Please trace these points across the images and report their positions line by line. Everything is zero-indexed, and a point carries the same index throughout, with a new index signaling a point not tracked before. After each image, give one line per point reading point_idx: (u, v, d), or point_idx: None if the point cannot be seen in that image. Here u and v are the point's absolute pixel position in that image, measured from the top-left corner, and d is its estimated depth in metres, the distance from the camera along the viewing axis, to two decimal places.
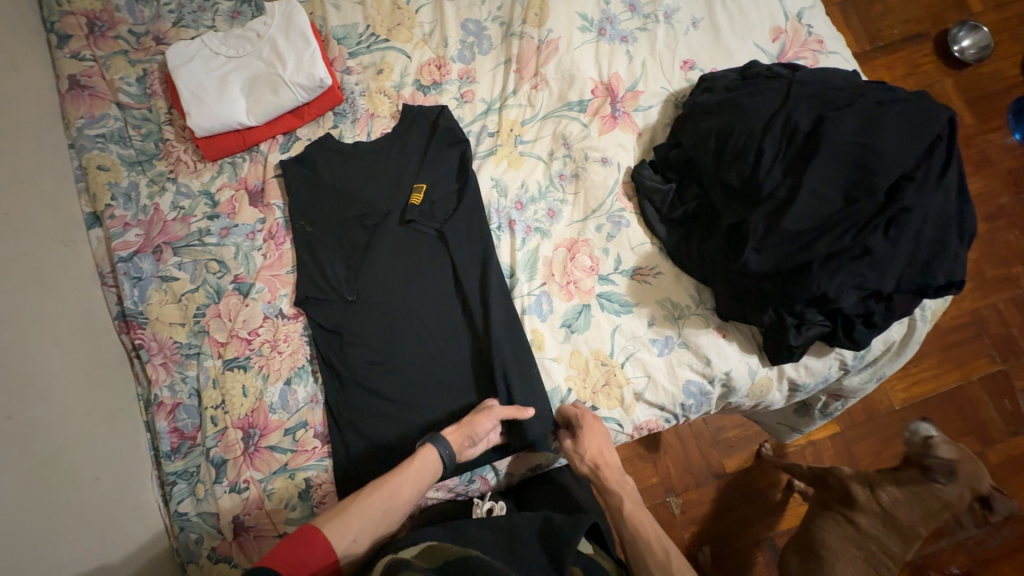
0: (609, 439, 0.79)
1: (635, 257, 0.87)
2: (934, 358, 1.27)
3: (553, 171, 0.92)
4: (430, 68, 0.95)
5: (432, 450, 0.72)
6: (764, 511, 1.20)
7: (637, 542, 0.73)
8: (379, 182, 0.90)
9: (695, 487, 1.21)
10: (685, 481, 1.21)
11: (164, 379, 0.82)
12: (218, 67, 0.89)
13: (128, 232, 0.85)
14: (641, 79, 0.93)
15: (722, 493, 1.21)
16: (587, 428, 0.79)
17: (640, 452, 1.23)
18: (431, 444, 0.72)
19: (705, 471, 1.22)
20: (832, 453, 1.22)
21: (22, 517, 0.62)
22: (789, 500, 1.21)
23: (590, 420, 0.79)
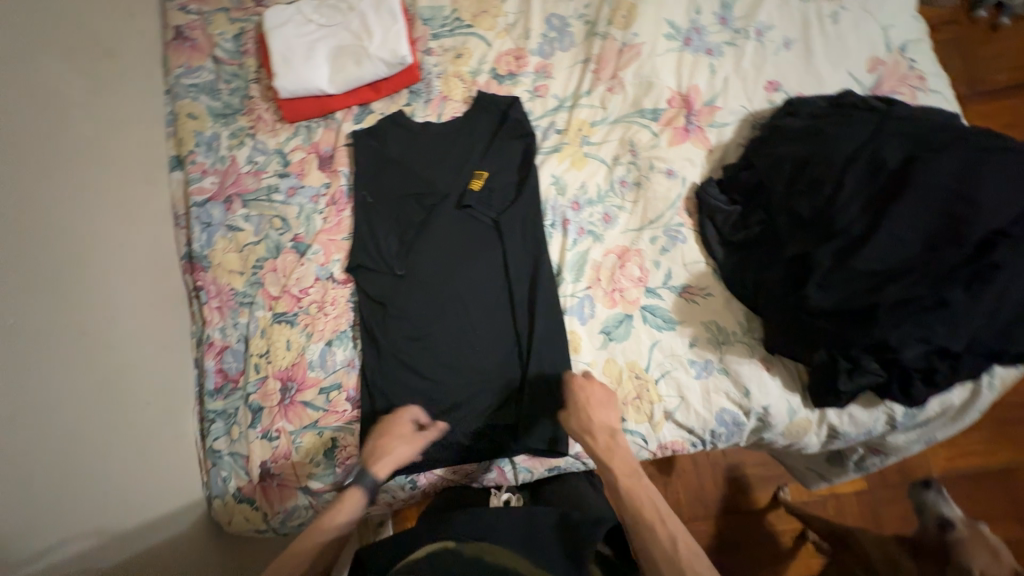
0: (613, 403, 0.76)
1: (686, 274, 0.85)
2: (986, 431, 1.18)
3: (614, 176, 0.91)
4: (508, 58, 0.96)
5: (359, 494, 0.69)
6: (771, 556, 1.16)
7: (637, 517, 0.65)
8: (442, 164, 0.91)
9: (704, 518, 1.18)
10: (695, 509, 1.18)
11: (217, 322, 0.86)
12: (309, 33, 0.93)
13: (205, 178, 0.90)
14: (721, 95, 0.90)
15: (731, 530, 1.17)
16: (589, 388, 0.76)
17: (653, 472, 1.21)
18: (358, 485, 0.69)
19: (717, 504, 1.18)
20: (855, 510, 1.16)
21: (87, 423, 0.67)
22: (799, 551, 1.16)
23: (589, 382, 0.76)
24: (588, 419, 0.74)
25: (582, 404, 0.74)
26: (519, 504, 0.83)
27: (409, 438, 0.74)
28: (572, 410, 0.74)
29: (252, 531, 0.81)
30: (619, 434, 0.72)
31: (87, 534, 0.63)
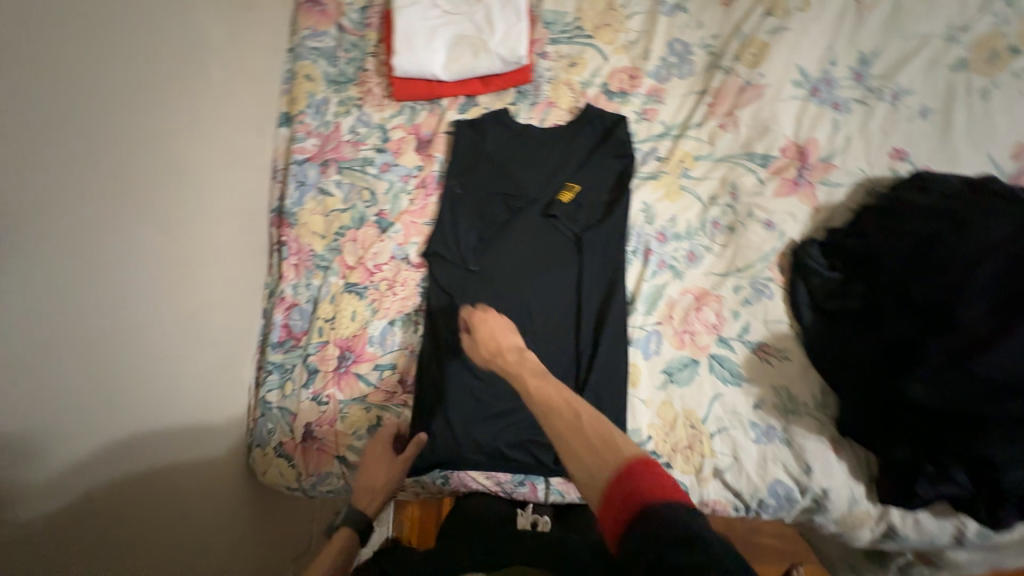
0: (511, 329, 0.74)
1: (765, 331, 0.81)
2: None
3: (708, 216, 0.88)
4: (622, 75, 0.94)
5: (348, 533, 0.71)
6: None
7: (546, 417, 0.56)
8: (535, 169, 0.90)
9: None
10: None
11: (292, 278, 0.89)
12: (434, 18, 0.94)
13: (308, 139, 0.93)
14: (840, 153, 0.85)
15: None
16: (485, 313, 0.75)
17: None
18: (346, 525, 0.71)
19: None
20: None
21: (170, 343, 0.72)
22: None
23: (486, 313, 0.75)
24: (485, 337, 0.72)
25: (480, 333, 0.72)
26: (546, 528, 0.79)
27: (389, 464, 0.76)
28: (472, 344, 0.73)
29: (283, 487, 0.83)
30: (525, 350, 0.69)
31: (150, 448, 0.67)
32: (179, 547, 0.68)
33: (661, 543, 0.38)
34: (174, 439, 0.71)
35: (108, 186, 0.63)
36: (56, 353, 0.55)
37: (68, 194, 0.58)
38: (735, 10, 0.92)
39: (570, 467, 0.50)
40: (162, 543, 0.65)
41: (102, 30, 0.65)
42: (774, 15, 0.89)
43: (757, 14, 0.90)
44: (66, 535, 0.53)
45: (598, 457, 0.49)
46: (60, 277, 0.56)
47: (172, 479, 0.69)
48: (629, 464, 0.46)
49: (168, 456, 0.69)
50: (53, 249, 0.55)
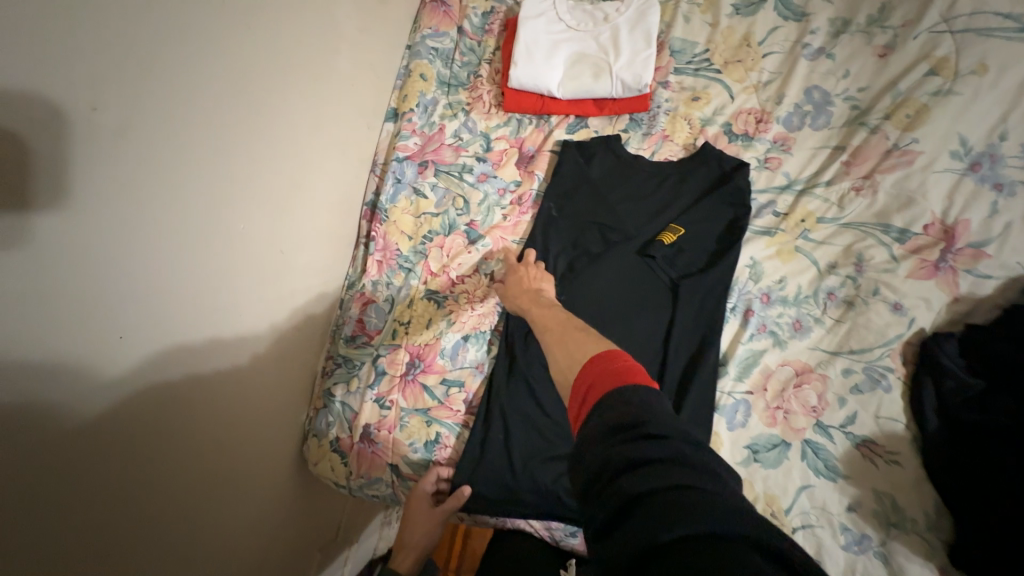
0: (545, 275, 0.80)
1: (873, 427, 0.72)
2: None
3: (823, 284, 0.79)
4: (748, 117, 0.87)
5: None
6: None
7: (546, 339, 0.63)
8: (638, 204, 0.85)
9: None
10: None
11: (373, 274, 0.87)
12: (557, 32, 0.91)
13: (411, 137, 0.91)
14: (996, 241, 0.74)
15: None
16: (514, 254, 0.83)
17: None
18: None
19: None
20: None
21: (259, 330, 0.73)
22: None
23: (530, 259, 0.81)
24: (514, 282, 0.79)
25: (515, 270, 0.80)
26: None
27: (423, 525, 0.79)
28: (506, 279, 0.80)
29: (332, 481, 0.83)
30: (544, 292, 0.74)
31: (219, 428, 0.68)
32: (224, 522, 0.71)
33: (606, 431, 0.40)
34: (244, 422, 0.73)
35: (232, 181, 0.65)
36: (155, 335, 0.56)
37: (195, 186, 0.59)
38: (892, 63, 0.82)
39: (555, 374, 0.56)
40: (209, 520, 0.68)
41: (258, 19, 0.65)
42: (938, 74, 0.79)
43: (919, 71, 0.80)
44: (118, 494, 0.53)
45: (574, 361, 0.53)
46: (173, 268, 0.58)
47: (234, 461, 0.72)
48: (594, 362, 0.49)
49: (236, 439, 0.71)
50: (173, 242, 0.57)
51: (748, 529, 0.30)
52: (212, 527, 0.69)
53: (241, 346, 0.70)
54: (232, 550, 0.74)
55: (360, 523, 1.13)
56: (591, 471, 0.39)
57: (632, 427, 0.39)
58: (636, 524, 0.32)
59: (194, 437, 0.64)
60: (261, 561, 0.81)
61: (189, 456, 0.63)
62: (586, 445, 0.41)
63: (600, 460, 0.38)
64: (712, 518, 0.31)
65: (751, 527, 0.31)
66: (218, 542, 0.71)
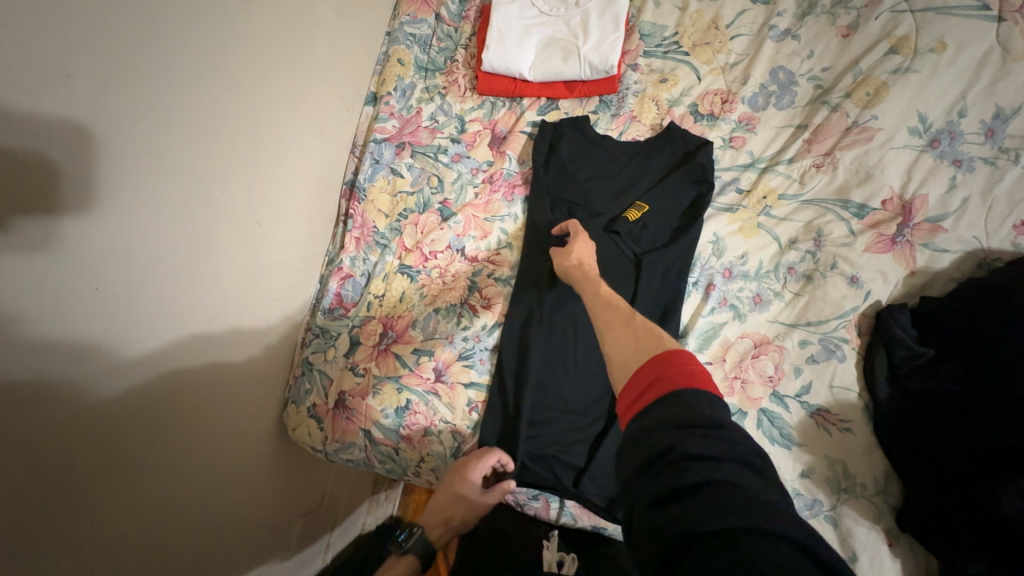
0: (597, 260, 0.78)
1: (827, 396, 0.74)
2: None
3: (783, 260, 0.81)
4: (714, 98, 0.89)
5: (412, 559, 0.85)
6: None
7: (606, 318, 0.59)
8: (605, 182, 0.88)
9: None
10: None
11: (351, 250, 0.92)
12: (529, 17, 0.94)
13: (389, 120, 0.96)
14: (952, 216, 0.76)
15: None
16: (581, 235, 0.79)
17: None
18: (409, 554, 0.85)
19: None
20: None
21: (234, 296, 0.76)
22: None
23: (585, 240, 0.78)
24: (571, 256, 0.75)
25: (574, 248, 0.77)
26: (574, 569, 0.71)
27: (467, 510, 0.83)
28: (564, 253, 0.76)
29: (309, 446, 0.87)
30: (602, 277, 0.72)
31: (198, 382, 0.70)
32: (210, 467, 0.74)
33: (672, 420, 0.40)
34: (222, 375, 0.74)
35: (210, 146, 0.68)
36: (134, 287, 0.59)
37: (170, 149, 0.62)
38: (854, 42, 0.84)
39: (611, 349, 0.53)
40: (192, 463, 0.70)
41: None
42: (898, 53, 0.80)
43: (879, 50, 0.81)
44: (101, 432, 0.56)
45: (638, 348, 0.50)
46: (151, 227, 0.60)
47: (213, 408, 0.73)
48: (664, 351, 0.47)
49: (217, 391, 0.73)
50: (150, 200, 0.60)
51: (788, 528, 0.31)
52: (196, 470, 0.71)
53: (220, 310, 0.73)
54: (217, 498, 0.76)
55: (344, 498, 1.17)
56: (648, 454, 0.39)
57: (703, 425, 0.38)
58: (680, 508, 0.34)
59: (177, 387, 0.66)
60: (251, 503, 0.84)
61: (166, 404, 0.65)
62: (640, 433, 0.41)
63: (652, 448, 0.39)
64: (758, 520, 0.32)
65: (797, 532, 0.31)
66: (203, 483, 0.73)
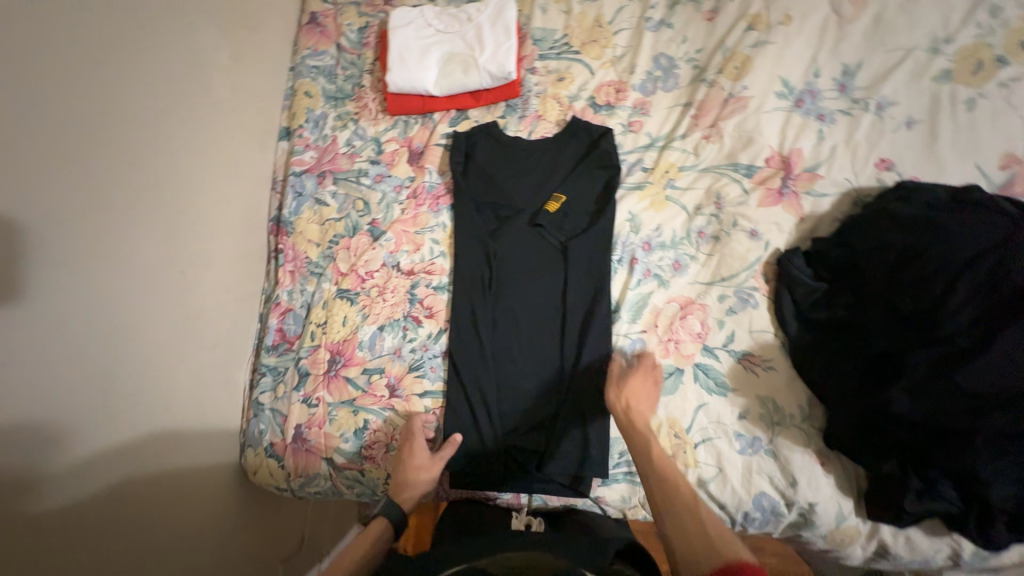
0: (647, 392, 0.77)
1: (749, 341, 0.80)
2: None
3: (693, 225, 0.88)
4: (608, 89, 0.96)
5: (384, 525, 0.70)
6: None
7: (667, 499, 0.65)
8: (523, 180, 0.93)
9: None
10: None
11: (287, 284, 0.92)
12: (427, 36, 0.99)
13: (306, 152, 0.97)
14: (825, 163, 0.86)
15: None
16: (635, 370, 0.78)
17: None
18: (382, 515, 0.71)
19: None
20: None
21: (164, 347, 0.74)
22: None
23: (629, 375, 0.77)
24: (624, 400, 0.75)
25: (621, 389, 0.76)
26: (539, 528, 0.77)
27: (426, 463, 0.76)
28: (614, 394, 0.76)
29: (272, 487, 0.85)
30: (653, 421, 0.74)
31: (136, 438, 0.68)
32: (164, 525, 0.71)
33: None
34: (156, 427, 0.72)
35: (114, 198, 0.68)
36: (46, 351, 0.57)
37: (70, 207, 0.61)
38: (717, 25, 0.94)
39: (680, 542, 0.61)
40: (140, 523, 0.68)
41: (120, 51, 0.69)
42: (755, 29, 0.91)
43: (739, 28, 0.92)
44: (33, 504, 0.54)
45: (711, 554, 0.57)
46: (59, 287, 0.59)
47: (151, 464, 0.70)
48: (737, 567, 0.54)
49: (151, 445, 0.71)
50: (55, 261, 0.59)
51: None
52: (150, 532, 0.68)
53: (150, 363, 0.72)
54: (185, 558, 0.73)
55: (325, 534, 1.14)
56: None
57: None
58: None
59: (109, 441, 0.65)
60: (221, 560, 0.80)
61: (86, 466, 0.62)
62: None
63: None
64: None
65: None
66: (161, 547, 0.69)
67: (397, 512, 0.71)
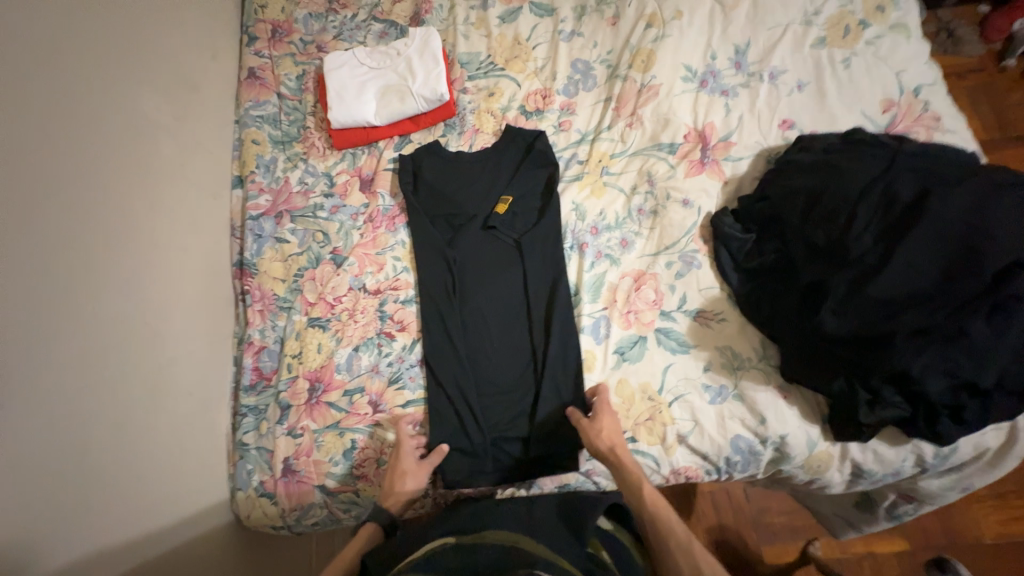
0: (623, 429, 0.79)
1: (701, 299, 0.86)
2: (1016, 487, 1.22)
3: (632, 205, 0.95)
4: (535, 97, 1.05)
5: (373, 529, 0.73)
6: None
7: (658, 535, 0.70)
8: (471, 188, 0.99)
9: (712, 510, 1.26)
10: (709, 502, 1.27)
11: (258, 323, 0.94)
12: (361, 74, 1.06)
13: (261, 196, 1.01)
14: (736, 131, 0.95)
15: (750, 546, 1.23)
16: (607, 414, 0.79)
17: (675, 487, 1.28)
18: (371, 520, 0.74)
19: (732, 512, 1.26)
20: (871, 564, 1.19)
21: (138, 397, 0.76)
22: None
23: (602, 416, 0.79)
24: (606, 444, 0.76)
25: (601, 434, 0.77)
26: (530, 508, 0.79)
27: (413, 468, 0.78)
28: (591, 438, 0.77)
29: (269, 526, 0.85)
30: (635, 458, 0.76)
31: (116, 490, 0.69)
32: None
33: None
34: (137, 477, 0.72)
35: (72, 257, 0.70)
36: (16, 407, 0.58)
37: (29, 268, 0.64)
38: (620, 28, 1.05)
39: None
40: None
41: (62, 120, 0.73)
42: (653, 26, 1.03)
43: (640, 27, 1.03)
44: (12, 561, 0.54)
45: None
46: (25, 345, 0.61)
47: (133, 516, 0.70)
48: None
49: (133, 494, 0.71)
50: (19, 321, 0.61)
51: None
52: None
53: (125, 413, 0.73)
54: None
55: None
56: None
57: None
58: None
59: (84, 497, 0.65)
60: None
61: (65, 521, 0.62)
62: None
63: None
64: None
65: None
66: None
67: (385, 517, 0.74)
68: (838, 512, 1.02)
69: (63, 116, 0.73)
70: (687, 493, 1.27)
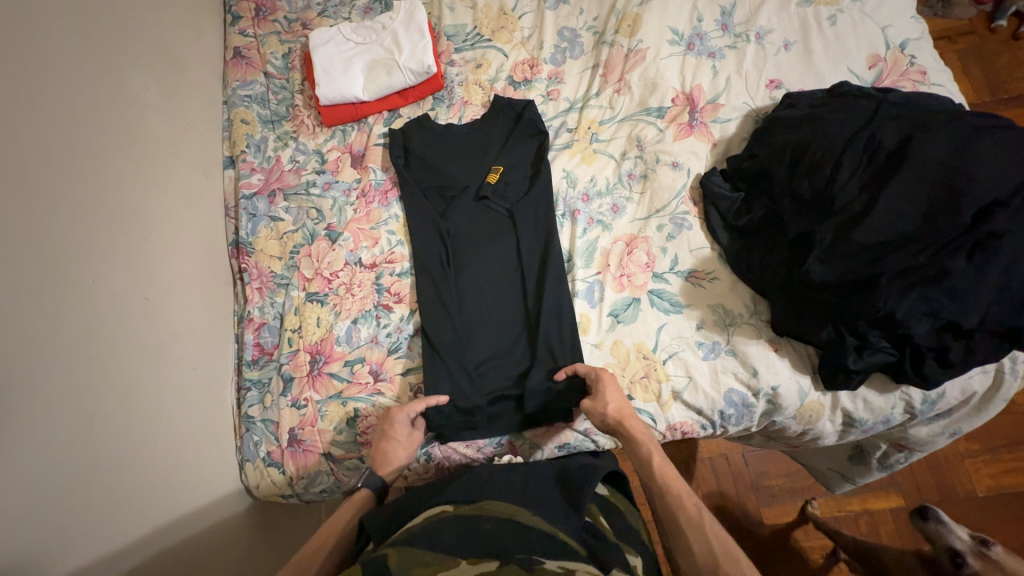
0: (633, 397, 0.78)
1: (692, 259, 0.87)
2: (1010, 442, 1.25)
3: (622, 170, 0.95)
4: (523, 66, 1.04)
5: (366, 494, 0.74)
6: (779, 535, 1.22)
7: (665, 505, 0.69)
8: (462, 160, 1.00)
9: (713, 474, 1.28)
10: (709, 467, 1.29)
11: (257, 301, 0.96)
12: (348, 50, 1.06)
13: (253, 175, 1.02)
14: (724, 92, 0.95)
15: (750, 508, 1.26)
16: (613, 385, 0.78)
17: (676, 453, 1.31)
18: (363, 486, 0.74)
19: (732, 476, 1.28)
20: (867, 521, 1.22)
21: (143, 370, 0.77)
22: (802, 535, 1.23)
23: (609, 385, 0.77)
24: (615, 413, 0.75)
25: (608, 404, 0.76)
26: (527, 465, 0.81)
27: (406, 437, 0.79)
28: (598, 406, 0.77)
29: (278, 496, 0.87)
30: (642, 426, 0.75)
31: (125, 457, 0.71)
32: (164, 536, 0.74)
33: None
34: (145, 444, 0.74)
35: (70, 232, 0.71)
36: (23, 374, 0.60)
37: (27, 242, 0.65)
38: None
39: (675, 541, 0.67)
40: (139, 536, 0.70)
41: (49, 95, 0.73)
42: None
43: None
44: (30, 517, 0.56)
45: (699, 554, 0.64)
46: (29, 314, 0.62)
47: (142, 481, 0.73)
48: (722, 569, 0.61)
49: (143, 462, 0.74)
50: (21, 292, 0.62)
51: None
52: None
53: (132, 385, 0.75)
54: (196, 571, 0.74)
55: None
56: None
57: None
58: None
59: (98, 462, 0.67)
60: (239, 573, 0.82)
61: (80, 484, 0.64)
62: None
63: None
64: None
65: None
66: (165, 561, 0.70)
67: (376, 482, 0.75)
68: (835, 469, 1.04)
69: (52, 92, 0.74)
70: (688, 461, 1.30)
